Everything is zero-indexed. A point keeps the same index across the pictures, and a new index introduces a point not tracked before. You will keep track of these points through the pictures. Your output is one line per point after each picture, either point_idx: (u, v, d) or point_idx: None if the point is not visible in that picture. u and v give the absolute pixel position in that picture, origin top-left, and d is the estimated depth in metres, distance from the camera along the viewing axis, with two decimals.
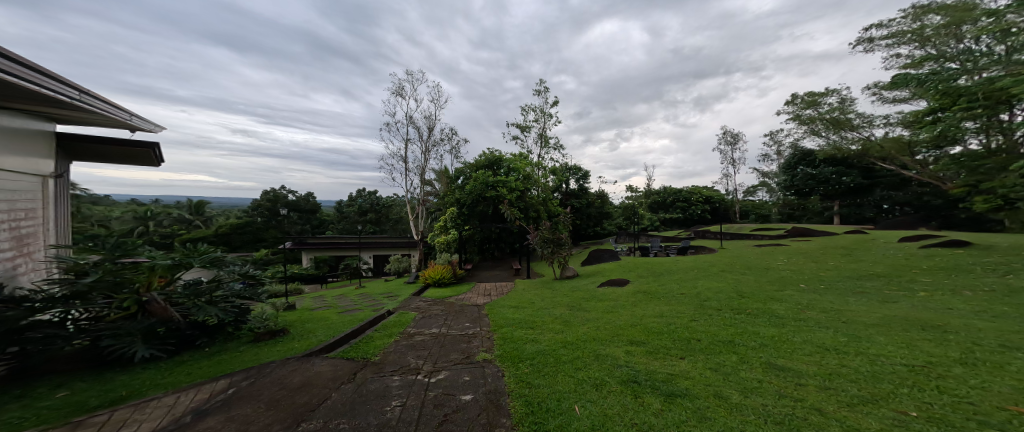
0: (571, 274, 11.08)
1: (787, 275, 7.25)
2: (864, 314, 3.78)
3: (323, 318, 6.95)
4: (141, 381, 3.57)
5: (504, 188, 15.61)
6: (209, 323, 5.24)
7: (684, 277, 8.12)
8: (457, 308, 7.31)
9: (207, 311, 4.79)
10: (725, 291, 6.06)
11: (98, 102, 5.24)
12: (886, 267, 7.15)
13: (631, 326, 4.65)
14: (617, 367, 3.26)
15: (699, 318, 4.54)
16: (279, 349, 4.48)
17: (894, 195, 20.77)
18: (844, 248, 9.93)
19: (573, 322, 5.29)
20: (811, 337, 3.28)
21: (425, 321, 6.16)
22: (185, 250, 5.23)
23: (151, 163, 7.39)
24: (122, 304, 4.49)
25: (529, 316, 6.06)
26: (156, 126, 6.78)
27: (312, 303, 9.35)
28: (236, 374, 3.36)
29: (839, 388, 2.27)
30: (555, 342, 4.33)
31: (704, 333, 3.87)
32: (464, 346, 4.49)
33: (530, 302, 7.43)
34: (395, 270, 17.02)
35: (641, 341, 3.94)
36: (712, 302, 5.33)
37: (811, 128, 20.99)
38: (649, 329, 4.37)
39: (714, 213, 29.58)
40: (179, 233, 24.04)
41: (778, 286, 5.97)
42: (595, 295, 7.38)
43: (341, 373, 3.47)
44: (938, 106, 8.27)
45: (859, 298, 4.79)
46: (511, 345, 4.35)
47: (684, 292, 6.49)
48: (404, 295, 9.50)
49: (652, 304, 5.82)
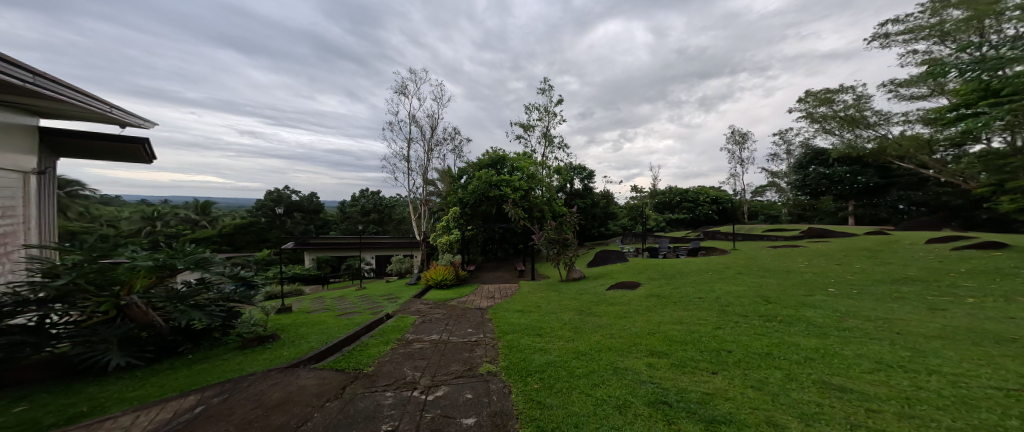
0: (578, 276, 10.69)
1: (811, 278, 6.81)
2: (918, 325, 3.39)
3: (317, 322, 6.58)
4: (110, 393, 3.21)
5: (508, 188, 15.21)
6: (194, 328, 4.83)
7: (698, 280, 7.69)
8: (460, 312, 6.93)
9: (189, 316, 4.38)
10: (748, 296, 5.63)
11: (73, 91, 4.83)
12: (920, 271, 6.68)
13: (649, 334, 4.24)
14: (641, 384, 2.85)
15: (724, 325, 4.14)
16: (267, 357, 4.14)
17: (911, 195, 20.16)
18: (867, 250, 9.43)
19: (584, 329, 4.89)
20: (866, 352, 2.87)
21: (425, 325, 5.79)
22: (171, 250, 4.85)
23: (143, 161, 7.07)
24: (98, 308, 4.10)
25: (535, 321, 5.66)
26: (147, 121, 6.45)
27: (309, 305, 9.00)
28: (208, 388, 2.99)
29: (926, 418, 1.86)
30: (565, 352, 3.93)
31: (734, 343, 3.47)
32: (466, 356, 4.09)
33: (536, 306, 7.03)
34: (397, 270, 16.71)
35: (662, 352, 3.54)
36: (735, 308, 4.92)
37: (824, 126, 20.43)
38: (669, 337, 3.98)
39: (722, 214, 29.03)
40: (182, 233, 23.90)
41: (806, 292, 5.53)
42: (605, 299, 6.96)
43: (328, 388, 3.10)
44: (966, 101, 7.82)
45: (903, 305, 4.36)
46: (517, 355, 3.96)
47: (702, 296, 6.08)
48: (405, 297, 9.11)
49: (668, 309, 5.40)
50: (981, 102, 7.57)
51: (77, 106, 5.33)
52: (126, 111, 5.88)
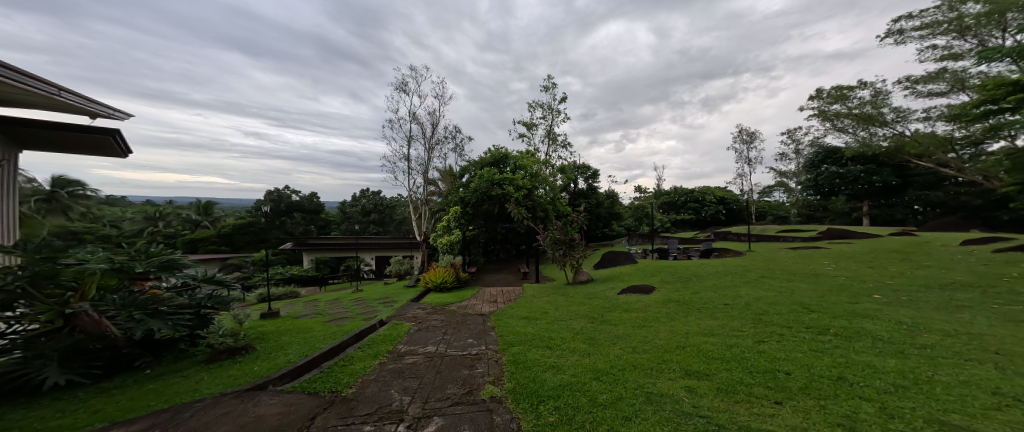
0: (586, 279, 10.06)
1: (846, 283, 6.19)
2: (1016, 344, 2.79)
3: (303, 329, 6.02)
4: (27, 423, 2.64)
5: (511, 186, 14.58)
6: (155, 340, 4.23)
7: (718, 283, 7.07)
8: (459, 319, 6.32)
9: (144, 325, 3.76)
10: (782, 302, 5.00)
11: (40, 83, 4.30)
12: (967, 276, 6.07)
13: (679, 348, 3.62)
14: (685, 418, 2.25)
15: (767, 338, 3.54)
16: (235, 373, 3.58)
17: (929, 195, 19.42)
18: (897, 252, 8.80)
19: (601, 341, 4.30)
20: (971, 378, 2.26)
21: (420, 335, 5.20)
22: (134, 251, 4.33)
23: (118, 154, 6.52)
24: (38, 317, 3.53)
25: (543, 330, 5.07)
26: (120, 111, 5.90)
27: (299, 309, 8.43)
28: (137, 423, 2.44)
29: None
30: (581, 371, 3.33)
31: (790, 360, 2.85)
32: (465, 374, 3.50)
33: (543, 312, 6.44)
34: (396, 272, 16.15)
35: (700, 372, 2.92)
36: (771, 316, 4.30)
37: (836, 123, 19.74)
38: (705, 353, 3.37)
39: (729, 215, 28.42)
40: (181, 234, 23.57)
41: (848, 299, 4.93)
42: (618, 305, 6.35)
43: (292, 418, 2.54)
44: (988, 99, 7.34)
45: (975, 317, 3.75)
46: (525, 374, 3.37)
47: (727, 301, 5.48)
48: (402, 302, 8.50)
49: (692, 317, 4.79)
50: (1008, 100, 7.08)
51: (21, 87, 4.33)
52: (84, 96, 4.99)
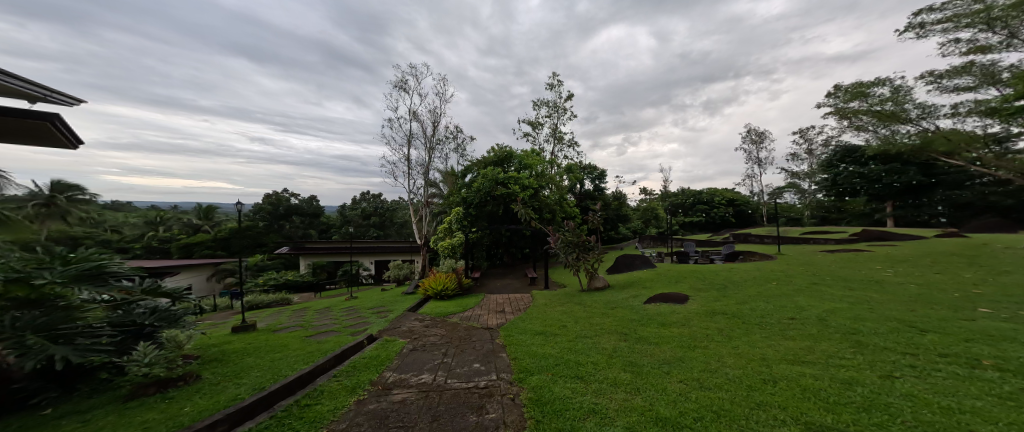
0: (602, 285, 9.08)
1: (922, 292, 5.17)
2: None
3: (277, 347, 5.05)
4: None
5: (516, 186, 13.71)
6: (64, 369, 3.29)
7: (763, 292, 6.03)
8: (461, 334, 5.32)
9: (39, 356, 2.84)
10: (868, 316, 3.98)
11: None
12: None
13: (768, 382, 2.59)
14: None
15: (894, 369, 2.54)
16: (151, 419, 2.67)
17: (957, 195, 18.39)
18: (959, 255, 7.80)
19: (649, 369, 3.28)
20: None
21: (414, 357, 4.18)
22: (52, 255, 3.48)
23: (71, 143, 5.58)
24: None
25: (567, 351, 4.10)
26: (71, 98, 4.31)
27: (281, 320, 7.48)
28: None
29: None
30: (638, 423, 2.32)
31: (981, 417, 1.84)
32: (468, 423, 2.54)
33: (560, 325, 5.43)
34: (395, 277, 15.21)
35: (834, 428, 1.91)
36: (873, 336, 3.29)
37: (855, 122, 18.29)
38: (815, 390, 2.35)
39: (740, 217, 27.43)
40: (176, 239, 22.71)
41: (953, 314, 3.90)
42: (650, 317, 5.33)
43: None
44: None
45: None
46: (558, 426, 2.37)
47: (790, 314, 4.44)
48: (398, 311, 7.48)
49: (757, 336, 3.78)
50: None
51: (3, 90, 3.77)
52: (78, 102, 4.40)
